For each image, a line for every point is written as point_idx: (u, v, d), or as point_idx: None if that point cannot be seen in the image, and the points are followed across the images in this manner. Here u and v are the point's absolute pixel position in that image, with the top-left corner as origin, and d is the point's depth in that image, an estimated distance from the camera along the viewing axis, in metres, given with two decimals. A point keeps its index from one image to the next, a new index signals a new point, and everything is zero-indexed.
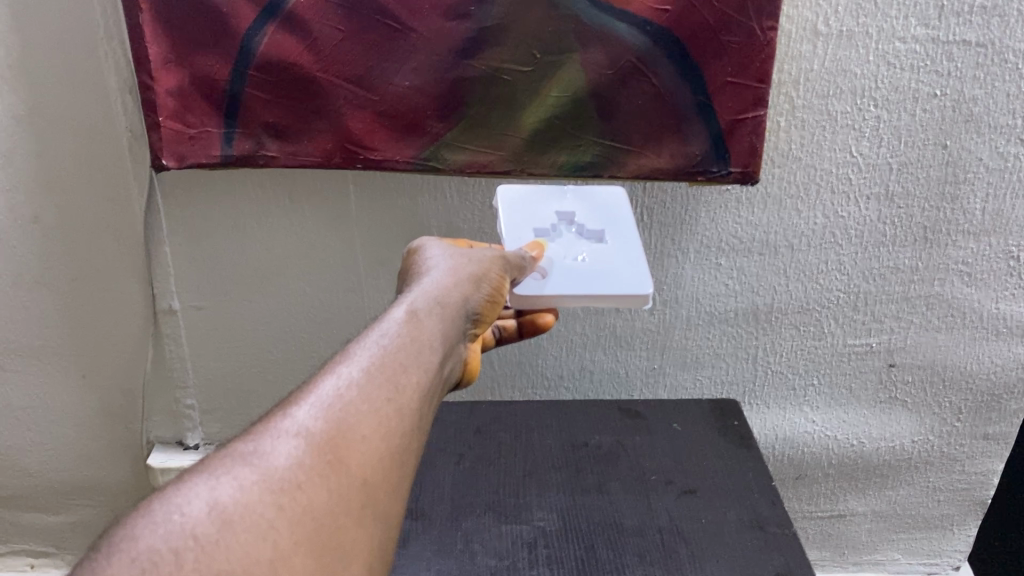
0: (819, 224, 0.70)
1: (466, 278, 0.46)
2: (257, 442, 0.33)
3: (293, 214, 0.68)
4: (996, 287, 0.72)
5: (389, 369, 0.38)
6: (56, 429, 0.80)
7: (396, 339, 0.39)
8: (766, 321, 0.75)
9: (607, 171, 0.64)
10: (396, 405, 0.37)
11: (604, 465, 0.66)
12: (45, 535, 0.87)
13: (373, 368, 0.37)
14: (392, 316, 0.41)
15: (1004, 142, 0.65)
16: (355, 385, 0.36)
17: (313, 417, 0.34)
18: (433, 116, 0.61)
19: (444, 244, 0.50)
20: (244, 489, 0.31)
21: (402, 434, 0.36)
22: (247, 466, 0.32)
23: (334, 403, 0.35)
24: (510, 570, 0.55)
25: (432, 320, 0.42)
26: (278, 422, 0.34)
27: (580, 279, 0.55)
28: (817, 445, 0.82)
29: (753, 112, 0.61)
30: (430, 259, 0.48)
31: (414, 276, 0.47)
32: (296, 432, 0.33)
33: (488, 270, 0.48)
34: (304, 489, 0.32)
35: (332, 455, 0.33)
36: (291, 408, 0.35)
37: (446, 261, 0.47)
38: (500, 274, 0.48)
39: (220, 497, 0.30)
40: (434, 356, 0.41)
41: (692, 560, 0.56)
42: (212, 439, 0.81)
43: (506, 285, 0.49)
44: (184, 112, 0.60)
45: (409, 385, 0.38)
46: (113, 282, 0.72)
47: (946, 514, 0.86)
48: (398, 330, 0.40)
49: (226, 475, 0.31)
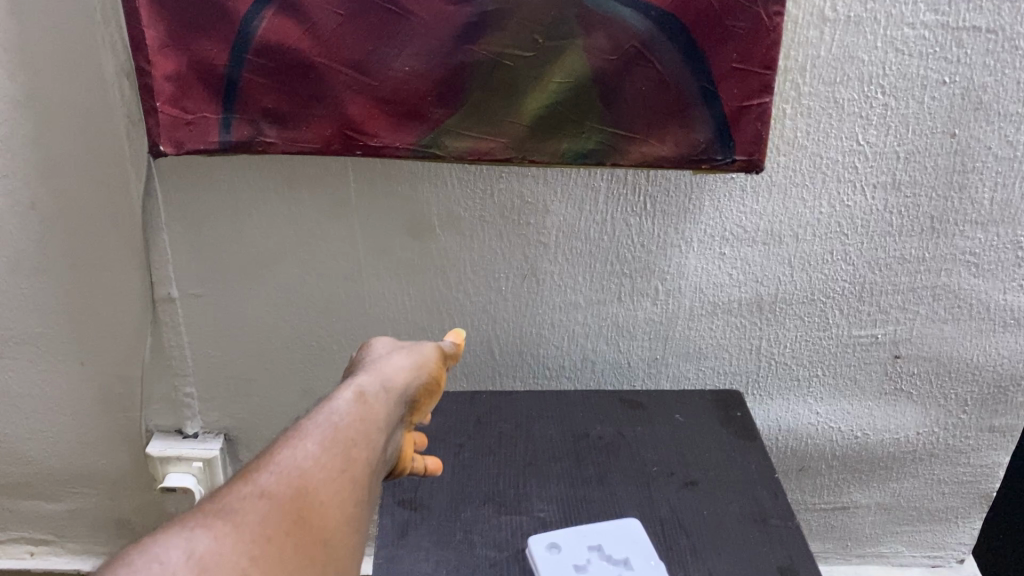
0: (825, 214, 0.69)
1: (409, 365, 0.48)
2: (223, 500, 0.34)
3: (292, 201, 0.68)
4: (1004, 277, 0.72)
5: (343, 444, 0.39)
6: (54, 417, 0.79)
7: (347, 416, 0.40)
8: (771, 311, 0.74)
9: (610, 159, 0.63)
10: (350, 475, 0.38)
11: (606, 455, 0.65)
12: (44, 523, 0.87)
13: (328, 439, 0.38)
14: (340, 396, 0.42)
15: (1013, 130, 0.65)
16: (312, 457, 0.37)
17: (276, 480, 0.35)
18: (434, 102, 0.60)
19: (388, 341, 0.52)
20: (218, 540, 0.31)
21: (356, 502, 0.38)
22: (220, 520, 0.32)
23: (294, 467, 0.36)
24: (509, 561, 0.54)
25: (379, 401, 0.43)
26: (240, 486, 0.35)
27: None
28: (822, 436, 0.81)
29: (759, 98, 0.60)
30: (373, 353, 0.50)
31: (359, 366, 0.49)
32: (261, 493, 0.34)
33: (427, 360, 0.50)
34: (274, 542, 0.33)
35: (297, 515, 0.35)
36: (252, 473, 0.36)
37: (387, 353, 0.50)
38: (437, 364, 0.51)
39: (196, 547, 0.31)
40: (381, 436, 0.41)
41: (694, 552, 0.56)
42: (212, 427, 0.81)
43: (443, 377, 0.51)
44: (182, 96, 0.59)
45: (361, 459, 0.39)
46: (111, 269, 0.71)
47: (951, 507, 0.85)
48: (348, 408, 0.41)
49: (199, 526, 0.32)
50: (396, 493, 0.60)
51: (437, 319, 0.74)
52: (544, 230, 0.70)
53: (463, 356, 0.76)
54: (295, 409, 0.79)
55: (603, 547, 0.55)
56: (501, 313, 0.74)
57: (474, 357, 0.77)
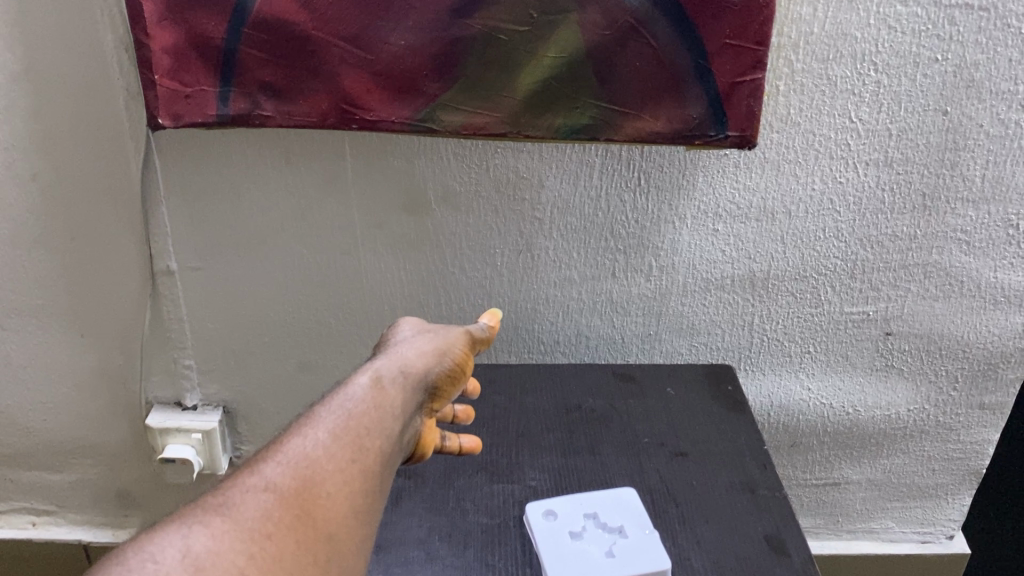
0: (817, 190, 0.70)
1: (431, 351, 0.48)
2: (226, 494, 0.35)
3: (290, 175, 0.69)
4: (995, 255, 0.72)
5: (354, 432, 0.39)
6: (56, 389, 0.80)
7: (361, 403, 0.41)
8: (763, 287, 0.75)
9: (605, 135, 0.63)
10: (361, 466, 0.38)
11: (598, 427, 0.66)
12: (46, 493, 0.88)
13: (340, 430, 0.39)
14: (357, 382, 0.42)
15: (1005, 108, 0.65)
16: (321, 446, 0.38)
17: (280, 473, 0.36)
18: (430, 77, 0.61)
19: (417, 325, 0.52)
20: (215, 538, 0.32)
21: (365, 494, 0.38)
22: (219, 516, 0.33)
23: (301, 459, 0.37)
24: (501, 528, 0.56)
25: (395, 388, 0.43)
26: (245, 478, 0.36)
27: (544, 546, 0.53)
28: (813, 412, 0.82)
29: (751, 75, 0.61)
30: (399, 337, 0.50)
31: (383, 349, 0.49)
32: (264, 487, 0.35)
33: (451, 345, 0.50)
34: (271, 539, 0.34)
35: (300, 509, 0.35)
36: (259, 464, 0.37)
37: (412, 337, 0.50)
38: (463, 350, 0.51)
39: (193, 546, 0.32)
40: (396, 423, 0.42)
41: (682, 520, 0.57)
42: (211, 399, 0.82)
43: (469, 363, 0.51)
44: (180, 70, 0.60)
45: (372, 448, 0.39)
46: (111, 242, 0.72)
47: (940, 483, 0.86)
48: (363, 396, 0.41)
49: (197, 524, 0.33)
50: None
51: (432, 293, 0.75)
52: (539, 205, 0.71)
53: None
54: (292, 382, 0.80)
55: (599, 515, 0.56)
56: (496, 288, 0.75)
57: None
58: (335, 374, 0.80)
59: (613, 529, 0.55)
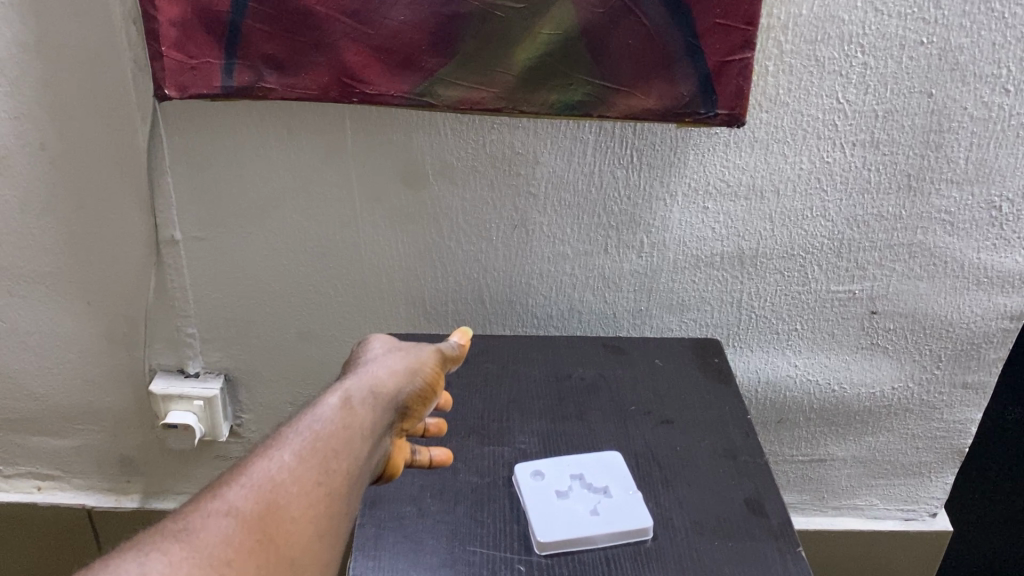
0: (805, 169, 0.71)
1: (401, 371, 0.51)
2: (188, 520, 0.38)
3: (291, 147, 0.71)
4: (978, 236, 0.74)
5: (321, 453, 0.42)
6: (62, 355, 0.83)
7: (330, 425, 0.44)
8: (752, 264, 0.77)
9: (597, 111, 0.65)
10: (326, 488, 0.42)
11: (587, 395, 0.68)
12: (51, 458, 0.90)
13: (306, 452, 0.42)
14: (328, 403, 0.46)
15: (988, 91, 0.67)
16: (287, 469, 0.41)
17: (244, 497, 0.39)
18: (428, 52, 0.63)
19: (387, 343, 0.55)
20: (173, 564, 0.35)
21: (328, 516, 0.41)
22: (179, 543, 0.36)
23: (266, 483, 0.40)
24: (490, 487, 0.58)
25: (364, 409, 0.47)
26: (209, 501, 0.39)
27: (531, 503, 0.56)
28: (799, 389, 0.84)
29: (740, 54, 0.63)
30: (369, 356, 0.53)
31: (355, 367, 0.52)
32: (226, 512, 0.38)
33: (421, 365, 0.52)
34: (231, 564, 0.37)
35: (262, 533, 0.38)
36: (225, 488, 0.40)
37: (383, 356, 0.53)
38: (434, 369, 0.53)
39: (150, 571, 0.35)
40: (364, 444, 0.45)
41: (666, 483, 0.59)
42: (213, 367, 0.84)
43: (440, 382, 0.54)
44: (186, 42, 0.62)
45: (340, 469, 0.43)
46: (116, 211, 0.74)
47: (924, 461, 0.89)
48: (332, 417, 0.44)
49: (157, 551, 0.36)
50: None
51: (429, 266, 0.77)
52: (534, 181, 0.72)
53: (454, 303, 0.79)
54: (293, 351, 0.82)
55: (585, 476, 0.59)
56: (491, 263, 0.77)
57: (465, 304, 0.80)
58: (334, 344, 0.82)
59: (597, 488, 0.57)
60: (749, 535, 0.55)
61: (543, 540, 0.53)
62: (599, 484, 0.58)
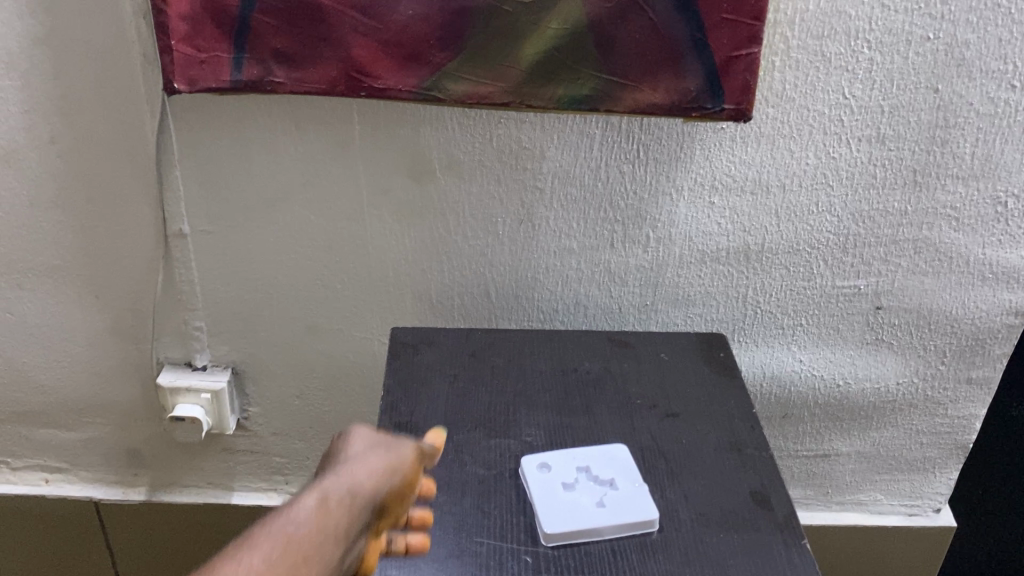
0: (811, 164, 0.72)
1: (379, 470, 0.49)
2: None
3: (299, 140, 0.71)
4: (984, 232, 0.74)
5: (285, 566, 0.41)
6: (70, 348, 0.83)
7: (296, 535, 0.42)
8: (757, 259, 0.77)
9: (603, 106, 0.66)
10: None
11: (593, 388, 0.68)
12: (59, 450, 0.91)
13: (269, 564, 0.40)
14: (298, 507, 0.44)
15: (995, 87, 0.67)
16: None
17: None
18: (437, 46, 0.63)
19: (370, 433, 0.53)
20: None
21: None
22: None
23: None
24: (497, 479, 0.58)
25: (337, 514, 0.45)
26: None
27: (538, 495, 0.56)
28: (804, 384, 0.84)
29: (747, 49, 0.63)
30: (350, 448, 0.51)
31: (334, 462, 0.50)
32: None
33: (401, 462, 0.50)
34: None
35: None
36: None
37: (363, 452, 0.50)
38: (414, 467, 0.51)
39: None
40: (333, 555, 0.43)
41: (671, 475, 0.59)
42: (220, 361, 0.84)
43: (419, 479, 0.52)
44: (195, 36, 0.62)
45: None
46: (125, 204, 0.75)
47: (928, 457, 0.89)
48: (300, 525, 0.43)
49: None
50: (392, 415, 0.63)
51: (435, 260, 0.78)
52: (540, 175, 0.73)
53: (460, 297, 0.80)
54: (300, 344, 0.83)
55: (591, 469, 0.59)
56: (497, 257, 0.77)
57: (471, 298, 0.80)
58: (341, 337, 0.82)
59: (603, 480, 0.57)
60: (755, 527, 0.55)
61: (550, 531, 0.53)
62: (604, 476, 0.58)
